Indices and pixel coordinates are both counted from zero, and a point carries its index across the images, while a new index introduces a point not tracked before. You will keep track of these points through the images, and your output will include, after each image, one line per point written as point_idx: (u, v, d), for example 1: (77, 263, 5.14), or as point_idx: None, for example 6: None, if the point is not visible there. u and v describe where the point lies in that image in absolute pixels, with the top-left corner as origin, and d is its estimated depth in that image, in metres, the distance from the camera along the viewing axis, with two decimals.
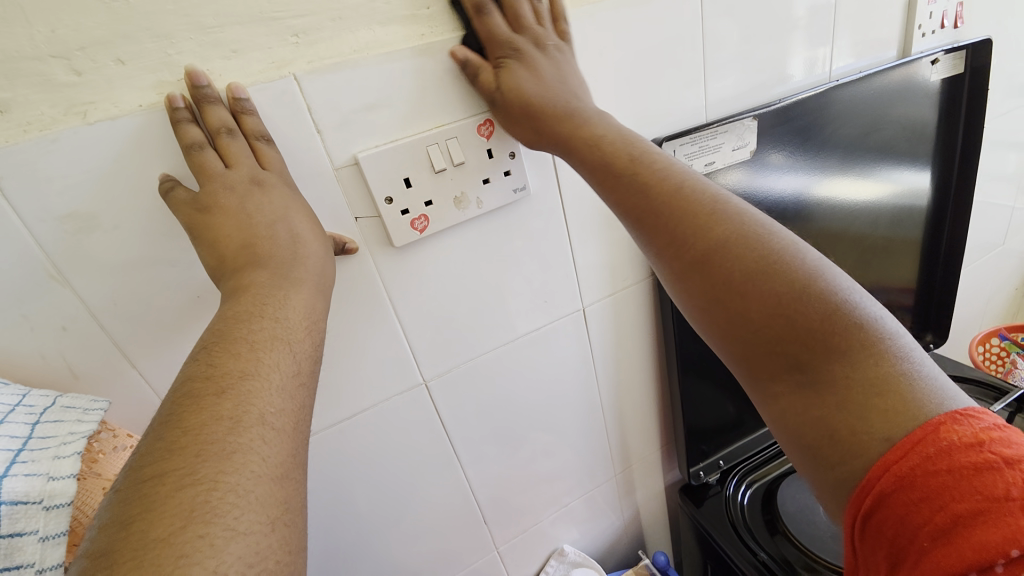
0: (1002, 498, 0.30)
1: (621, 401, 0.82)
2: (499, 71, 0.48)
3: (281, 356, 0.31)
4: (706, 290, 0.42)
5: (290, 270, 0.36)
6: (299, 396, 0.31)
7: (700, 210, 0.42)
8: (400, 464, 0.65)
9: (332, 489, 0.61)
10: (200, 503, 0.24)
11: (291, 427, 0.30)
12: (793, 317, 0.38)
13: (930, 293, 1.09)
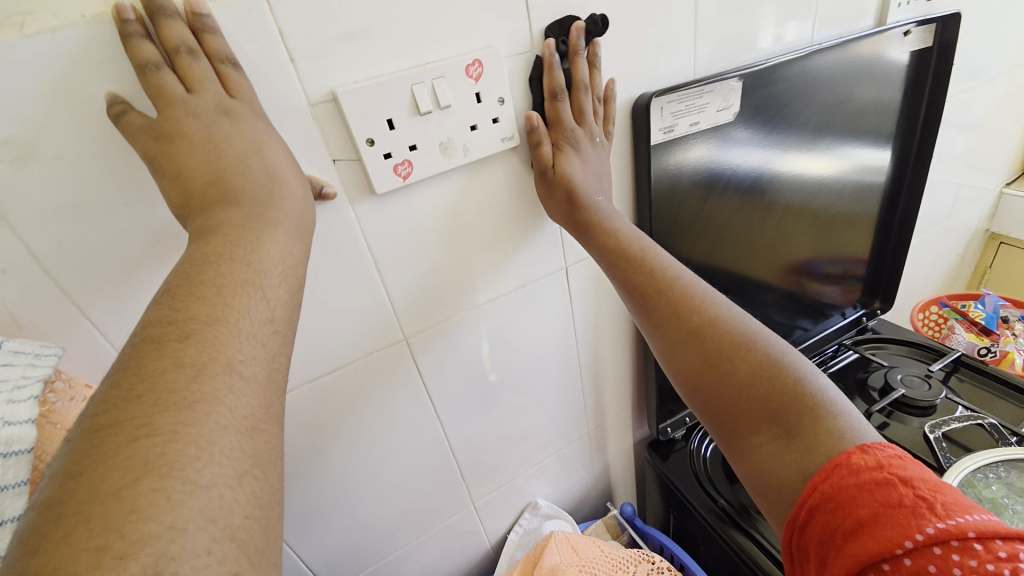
0: (897, 504, 0.34)
1: (597, 360, 0.84)
2: (556, 153, 0.55)
3: (252, 302, 0.28)
4: (690, 379, 0.46)
5: (267, 210, 0.32)
6: (278, 345, 0.29)
7: (677, 286, 0.49)
8: (378, 422, 0.64)
9: (309, 445, 0.60)
10: (156, 455, 0.22)
11: (265, 376, 0.27)
12: (760, 366, 0.43)
13: (880, 262, 1.15)
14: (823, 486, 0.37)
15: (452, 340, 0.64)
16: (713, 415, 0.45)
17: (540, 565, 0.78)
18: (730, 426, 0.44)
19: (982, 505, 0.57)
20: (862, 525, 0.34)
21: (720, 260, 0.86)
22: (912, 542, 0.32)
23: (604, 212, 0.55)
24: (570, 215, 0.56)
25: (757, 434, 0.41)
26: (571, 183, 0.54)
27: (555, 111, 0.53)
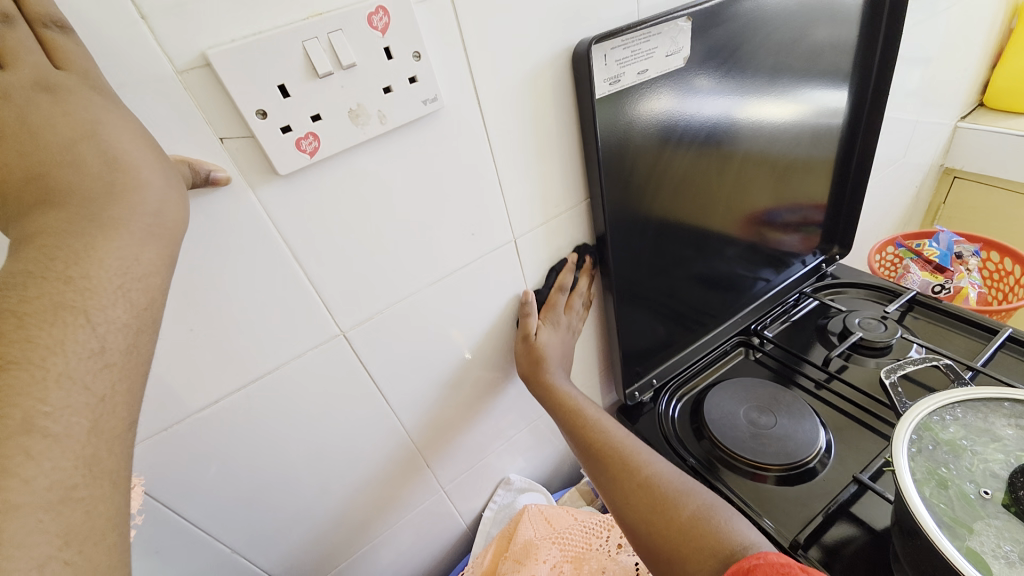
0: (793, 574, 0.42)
1: None
2: (536, 330, 0.70)
3: (71, 331, 0.26)
4: (630, 509, 0.56)
5: (101, 210, 0.28)
6: (110, 382, 0.27)
7: (624, 459, 0.60)
8: (327, 421, 0.60)
9: (247, 453, 0.56)
10: None
11: (86, 429, 0.25)
12: (688, 514, 0.53)
13: (839, 207, 1.14)
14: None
15: (398, 327, 0.59)
16: (647, 536, 0.54)
17: (513, 542, 0.78)
18: (664, 561, 0.52)
19: (940, 449, 0.57)
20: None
21: (678, 222, 0.83)
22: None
23: (561, 383, 0.68)
24: (534, 379, 0.69)
25: (690, 566, 0.49)
26: (544, 352, 0.68)
27: (556, 297, 0.71)
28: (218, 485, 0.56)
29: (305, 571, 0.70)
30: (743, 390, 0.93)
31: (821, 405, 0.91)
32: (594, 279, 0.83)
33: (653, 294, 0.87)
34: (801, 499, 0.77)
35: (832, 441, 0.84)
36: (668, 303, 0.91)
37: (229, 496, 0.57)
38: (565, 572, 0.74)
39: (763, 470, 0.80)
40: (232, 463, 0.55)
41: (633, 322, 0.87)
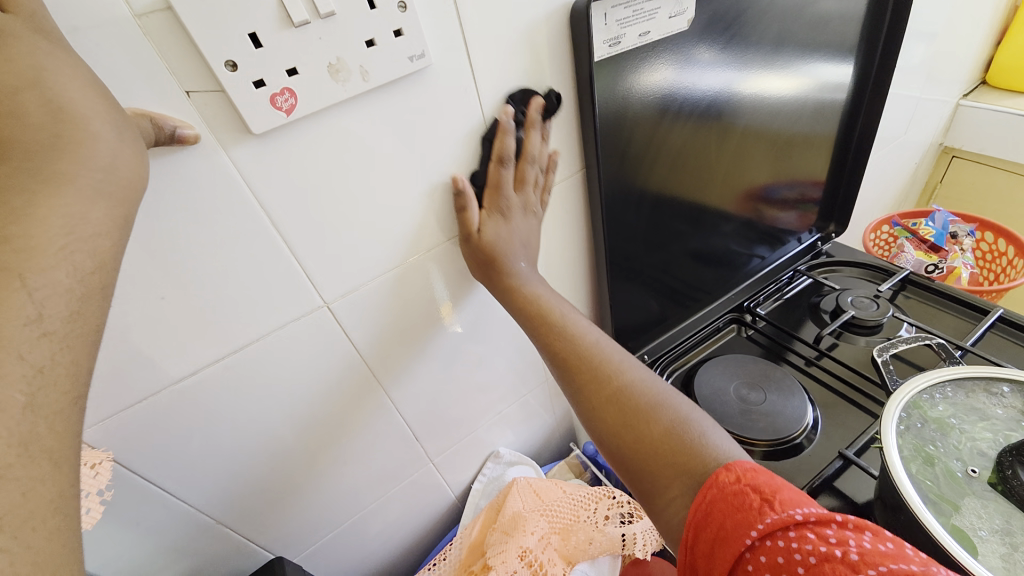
0: (757, 508, 0.38)
1: None
2: (480, 221, 0.55)
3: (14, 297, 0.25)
4: (601, 426, 0.50)
5: (46, 164, 0.27)
6: (52, 353, 0.26)
7: (593, 368, 0.52)
8: (312, 394, 0.59)
9: (229, 425, 0.54)
10: None
11: (21, 406, 0.24)
12: (662, 430, 0.46)
13: (837, 184, 1.12)
14: (701, 505, 0.41)
15: (384, 300, 0.57)
16: (619, 455, 0.48)
17: (502, 514, 0.78)
18: (640, 481, 0.47)
19: (927, 426, 0.58)
20: (725, 536, 0.39)
21: (673, 196, 0.80)
22: (755, 538, 0.37)
23: (526, 282, 0.56)
24: (487, 274, 0.57)
25: (667, 483, 0.44)
26: (493, 248, 0.55)
27: (497, 174, 0.55)
28: (200, 456, 0.55)
29: (292, 541, 0.70)
30: (733, 367, 0.93)
31: (810, 382, 0.91)
32: (587, 253, 0.81)
33: (647, 269, 0.86)
34: (787, 475, 0.78)
35: (819, 418, 0.85)
36: (662, 278, 0.90)
37: (211, 467, 0.56)
38: (553, 543, 0.75)
39: (750, 445, 0.81)
40: (214, 435, 0.54)
41: (626, 296, 0.86)
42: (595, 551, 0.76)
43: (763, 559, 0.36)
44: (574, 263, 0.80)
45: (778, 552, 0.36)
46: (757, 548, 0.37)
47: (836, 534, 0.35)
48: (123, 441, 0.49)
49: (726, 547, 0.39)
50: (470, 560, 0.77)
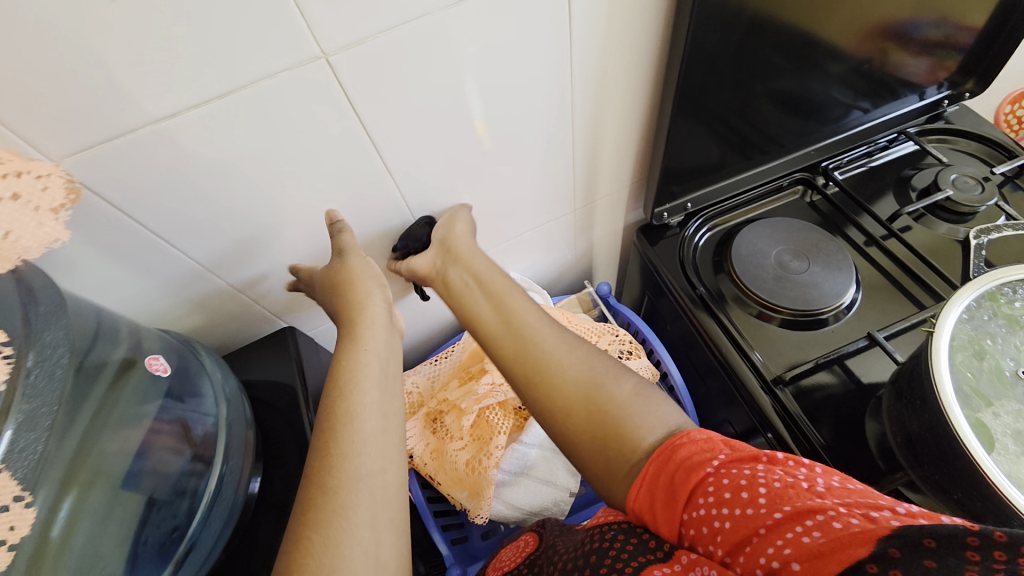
0: (728, 448, 0.38)
1: (600, 124, 0.67)
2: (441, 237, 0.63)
3: (366, 340, 0.54)
4: (546, 396, 0.47)
5: (359, 291, 0.57)
6: (385, 350, 0.55)
7: (535, 338, 0.50)
8: (320, 174, 0.53)
9: (227, 193, 0.50)
10: (330, 469, 0.45)
11: (376, 405, 0.50)
12: (585, 414, 0.45)
13: (996, 33, 0.83)
14: (668, 448, 0.40)
15: (402, 67, 0.47)
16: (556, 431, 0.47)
17: None
18: (600, 451, 0.43)
19: (994, 321, 0.51)
20: (690, 469, 0.38)
21: (774, 4, 0.60)
22: (720, 466, 0.37)
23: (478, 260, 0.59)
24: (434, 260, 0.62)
25: (632, 451, 0.42)
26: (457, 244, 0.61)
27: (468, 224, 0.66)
28: (205, 219, 0.52)
29: (305, 320, 0.73)
30: (783, 231, 0.83)
31: (862, 263, 0.82)
32: (648, 68, 0.63)
33: (724, 101, 0.70)
34: (801, 344, 0.75)
35: (858, 298, 0.78)
36: (719, 126, 0.74)
37: (219, 234, 0.54)
38: None
39: (772, 311, 0.77)
40: (216, 198, 0.50)
41: (675, 140, 0.71)
42: None
43: (726, 482, 0.36)
44: (632, 78, 0.63)
45: (742, 475, 0.36)
46: (718, 475, 0.37)
47: (805, 475, 0.35)
48: (116, 181, 0.44)
49: (692, 478, 0.38)
50: (469, 363, 0.80)
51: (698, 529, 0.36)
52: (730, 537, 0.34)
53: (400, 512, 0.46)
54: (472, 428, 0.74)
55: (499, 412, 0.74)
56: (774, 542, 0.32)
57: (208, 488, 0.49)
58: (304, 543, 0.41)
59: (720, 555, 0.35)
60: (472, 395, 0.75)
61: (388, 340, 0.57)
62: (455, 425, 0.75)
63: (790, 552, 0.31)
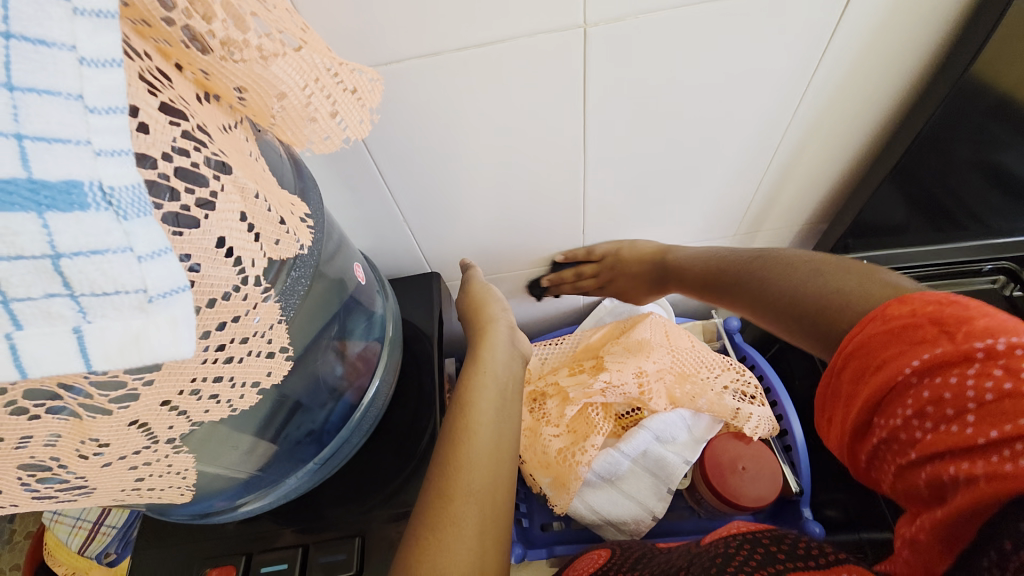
0: (929, 339, 0.29)
1: (804, 153, 0.62)
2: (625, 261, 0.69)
3: (475, 420, 0.43)
4: (782, 310, 0.43)
5: (497, 325, 0.56)
6: (513, 372, 0.51)
7: (771, 264, 0.47)
8: (522, 141, 0.53)
9: (434, 139, 0.52)
10: (453, 493, 0.38)
11: (503, 426, 0.44)
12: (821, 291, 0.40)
13: None
14: (855, 338, 0.34)
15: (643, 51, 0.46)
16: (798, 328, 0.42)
17: (629, 335, 0.78)
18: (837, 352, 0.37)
19: None
20: (878, 365, 0.31)
21: None
22: (914, 372, 0.29)
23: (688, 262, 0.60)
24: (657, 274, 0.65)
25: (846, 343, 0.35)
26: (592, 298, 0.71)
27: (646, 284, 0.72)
28: (411, 162, 0.54)
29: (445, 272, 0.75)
30: None
31: None
32: (886, 106, 0.56)
33: (957, 161, 0.61)
34: None
35: None
36: (936, 194, 0.66)
37: (411, 176, 0.56)
38: (667, 380, 0.74)
39: None
40: (424, 142, 0.52)
41: (882, 192, 0.64)
42: (704, 406, 0.72)
43: (923, 394, 0.28)
44: (864, 114, 0.57)
45: (943, 386, 0.27)
46: (912, 381, 0.29)
47: None
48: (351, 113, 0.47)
49: (875, 378, 0.31)
50: (581, 356, 0.81)
51: (889, 436, 0.30)
52: (925, 449, 0.28)
53: (505, 533, 0.39)
54: (571, 419, 0.73)
55: (601, 412, 0.73)
56: (967, 460, 0.25)
57: (358, 401, 0.53)
58: (424, 541, 0.36)
59: (908, 458, 0.29)
60: (582, 387, 0.74)
61: (507, 358, 0.52)
62: (555, 411, 0.74)
63: (979, 471, 0.24)
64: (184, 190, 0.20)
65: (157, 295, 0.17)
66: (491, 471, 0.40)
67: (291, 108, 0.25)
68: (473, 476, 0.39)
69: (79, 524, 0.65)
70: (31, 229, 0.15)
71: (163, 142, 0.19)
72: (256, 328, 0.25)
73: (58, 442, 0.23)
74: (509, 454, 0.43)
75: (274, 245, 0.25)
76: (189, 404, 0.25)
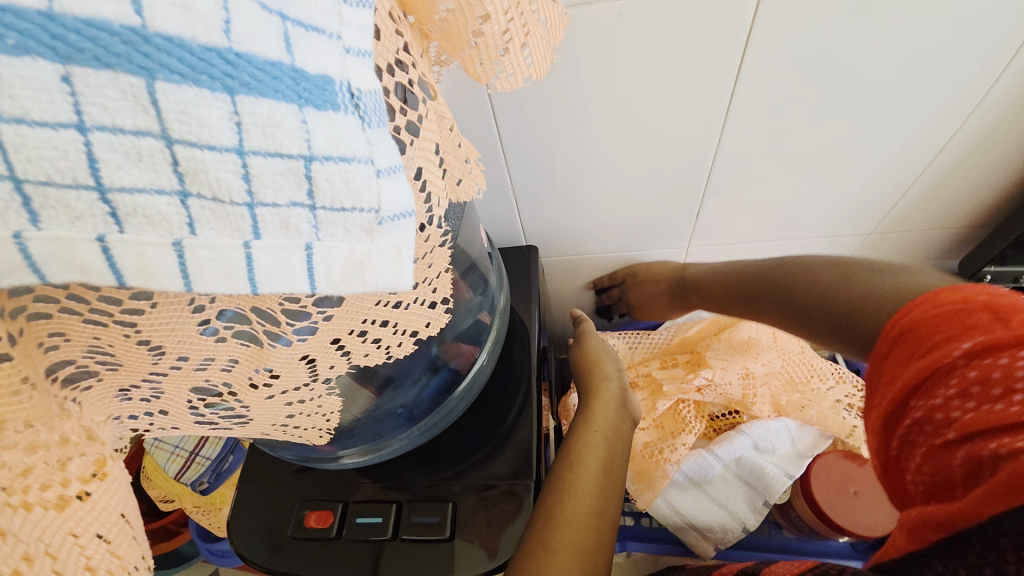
0: (991, 325, 0.25)
1: (987, 149, 0.51)
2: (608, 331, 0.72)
3: (585, 474, 0.38)
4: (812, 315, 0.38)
5: (607, 370, 0.51)
6: (628, 430, 0.45)
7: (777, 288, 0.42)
8: (649, 121, 0.47)
9: (548, 107, 0.46)
10: (551, 551, 0.34)
11: (611, 484, 0.39)
12: (855, 291, 0.35)
13: None
14: (900, 323, 0.29)
15: (825, 20, 0.39)
16: (845, 335, 0.35)
17: (732, 333, 0.71)
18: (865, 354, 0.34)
19: None
20: (928, 349, 0.27)
21: None
22: (963, 354, 0.25)
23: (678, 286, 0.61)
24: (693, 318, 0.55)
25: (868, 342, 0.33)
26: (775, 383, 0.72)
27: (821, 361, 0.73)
28: (530, 142, 0.50)
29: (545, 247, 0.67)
30: None
31: None
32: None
33: None
34: None
35: None
36: None
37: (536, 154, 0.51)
38: (772, 386, 0.68)
39: None
40: (542, 111, 0.46)
41: None
42: (813, 417, 0.67)
43: (971, 375, 0.24)
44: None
45: (994, 368, 0.23)
46: (965, 367, 0.24)
47: None
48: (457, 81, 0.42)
49: (922, 362, 0.26)
50: (675, 350, 0.76)
51: (929, 415, 0.25)
52: (967, 430, 0.23)
53: None
54: (660, 415, 0.69)
55: (693, 410, 0.69)
56: (1010, 437, 0.22)
57: (462, 369, 0.53)
58: None
59: (944, 437, 0.25)
60: (678, 381, 0.70)
61: (622, 407, 0.47)
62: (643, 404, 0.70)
63: (1004, 443, 0.22)
64: (400, 109, 0.18)
65: (386, 218, 0.16)
66: (592, 537, 0.35)
67: (489, 35, 0.23)
68: (577, 536, 0.35)
69: (177, 452, 0.69)
70: (292, 123, 0.13)
71: (390, 52, 0.18)
72: (426, 274, 0.24)
73: (234, 369, 0.22)
74: (613, 518, 0.37)
75: (456, 185, 0.23)
76: (354, 345, 0.24)
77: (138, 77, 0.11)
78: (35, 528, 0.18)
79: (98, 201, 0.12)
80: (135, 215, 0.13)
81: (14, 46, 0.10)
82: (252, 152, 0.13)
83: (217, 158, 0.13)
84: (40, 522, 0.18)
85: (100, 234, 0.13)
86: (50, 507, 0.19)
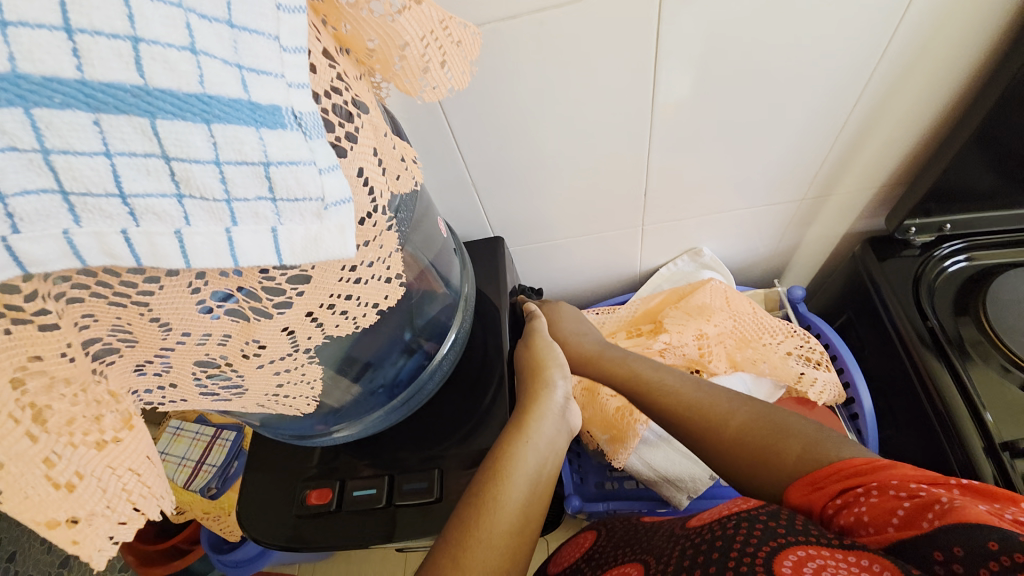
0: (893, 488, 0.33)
1: (883, 114, 0.57)
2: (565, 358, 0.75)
3: (504, 489, 0.44)
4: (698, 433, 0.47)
5: (543, 381, 0.57)
6: (556, 444, 0.51)
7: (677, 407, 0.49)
8: (579, 114, 0.53)
9: (489, 109, 0.52)
10: (461, 554, 0.39)
11: (527, 501, 0.45)
12: (757, 426, 0.43)
13: None
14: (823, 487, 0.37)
15: (712, 16, 0.45)
16: (743, 456, 0.43)
17: (688, 300, 0.77)
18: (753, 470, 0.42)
19: None
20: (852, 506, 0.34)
21: None
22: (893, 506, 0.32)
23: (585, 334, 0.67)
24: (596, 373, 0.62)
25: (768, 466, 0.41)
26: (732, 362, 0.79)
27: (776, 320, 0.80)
28: (478, 140, 0.55)
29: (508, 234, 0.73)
30: None
31: None
32: (969, 66, 0.52)
33: None
34: None
35: None
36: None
37: (486, 149, 0.57)
38: (727, 345, 0.75)
39: None
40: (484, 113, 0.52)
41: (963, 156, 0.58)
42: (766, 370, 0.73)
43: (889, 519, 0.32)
44: (945, 73, 0.52)
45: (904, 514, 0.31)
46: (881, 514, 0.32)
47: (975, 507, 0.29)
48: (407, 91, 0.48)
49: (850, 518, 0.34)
50: (640, 321, 0.82)
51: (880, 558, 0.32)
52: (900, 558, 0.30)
53: None
54: None
55: None
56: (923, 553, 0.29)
57: (435, 352, 0.58)
58: None
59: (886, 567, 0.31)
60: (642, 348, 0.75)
61: (557, 420, 0.53)
62: None
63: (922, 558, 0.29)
64: (338, 124, 0.24)
65: (331, 205, 0.21)
66: (505, 549, 0.41)
67: (411, 58, 0.29)
68: (488, 553, 0.40)
69: (185, 462, 0.74)
70: (253, 140, 0.19)
71: (325, 81, 0.24)
72: (379, 255, 0.30)
73: (228, 341, 0.28)
74: (529, 532, 0.44)
75: (396, 180, 0.29)
76: (326, 317, 0.29)
77: (143, 118, 0.17)
78: (81, 458, 0.24)
79: (121, 204, 0.18)
80: (148, 213, 0.18)
81: (60, 104, 0.16)
82: (226, 162, 0.18)
83: (202, 169, 0.18)
84: (84, 456, 0.24)
85: (123, 228, 0.18)
86: (91, 447, 0.24)
